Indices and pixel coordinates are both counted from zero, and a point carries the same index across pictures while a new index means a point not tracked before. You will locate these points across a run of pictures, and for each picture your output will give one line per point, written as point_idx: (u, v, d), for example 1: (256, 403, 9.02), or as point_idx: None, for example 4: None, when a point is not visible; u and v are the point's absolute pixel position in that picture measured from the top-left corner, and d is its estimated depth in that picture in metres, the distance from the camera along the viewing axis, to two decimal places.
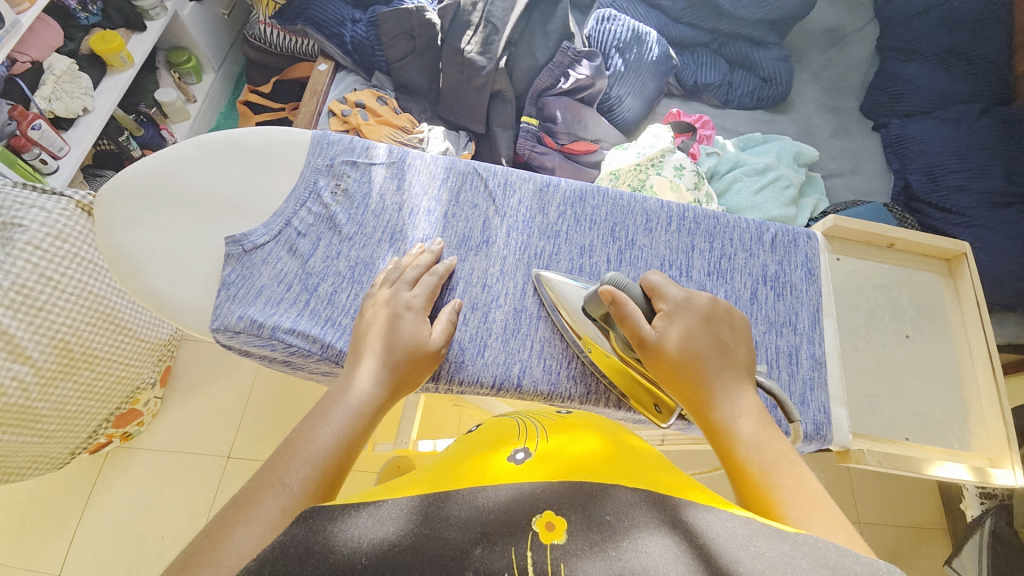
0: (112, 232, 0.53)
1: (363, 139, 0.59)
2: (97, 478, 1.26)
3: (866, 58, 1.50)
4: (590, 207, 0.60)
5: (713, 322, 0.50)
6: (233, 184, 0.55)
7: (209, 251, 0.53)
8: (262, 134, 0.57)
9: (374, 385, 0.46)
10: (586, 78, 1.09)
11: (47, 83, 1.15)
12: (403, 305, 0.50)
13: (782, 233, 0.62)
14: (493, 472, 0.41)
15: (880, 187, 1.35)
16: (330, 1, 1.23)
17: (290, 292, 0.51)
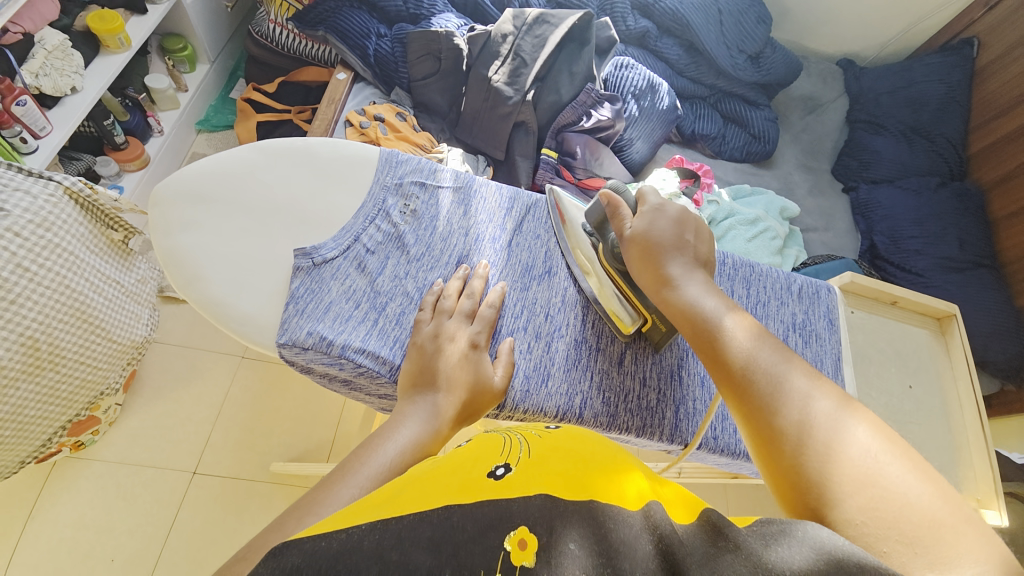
0: (169, 233, 0.51)
1: (430, 162, 0.59)
2: (39, 492, 1.13)
3: (838, 127, 1.68)
4: None
5: (677, 225, 0.53)
6: (298, 193, 0.54)
7: (273, 262, 0.51)
8: (329, 146, 0.57)
9: (439, 420, 0.44)
10: (607, 119, 1.15)
11: (37, 56, 1.07)
12: (465, 340, 0.50)
13: (806, 285, 0.68)
14: (468, 482, 0.36)
15: (849, 243, 1.49)
16: (356, 13, 1.23)
17: (358, 310, 0.50)
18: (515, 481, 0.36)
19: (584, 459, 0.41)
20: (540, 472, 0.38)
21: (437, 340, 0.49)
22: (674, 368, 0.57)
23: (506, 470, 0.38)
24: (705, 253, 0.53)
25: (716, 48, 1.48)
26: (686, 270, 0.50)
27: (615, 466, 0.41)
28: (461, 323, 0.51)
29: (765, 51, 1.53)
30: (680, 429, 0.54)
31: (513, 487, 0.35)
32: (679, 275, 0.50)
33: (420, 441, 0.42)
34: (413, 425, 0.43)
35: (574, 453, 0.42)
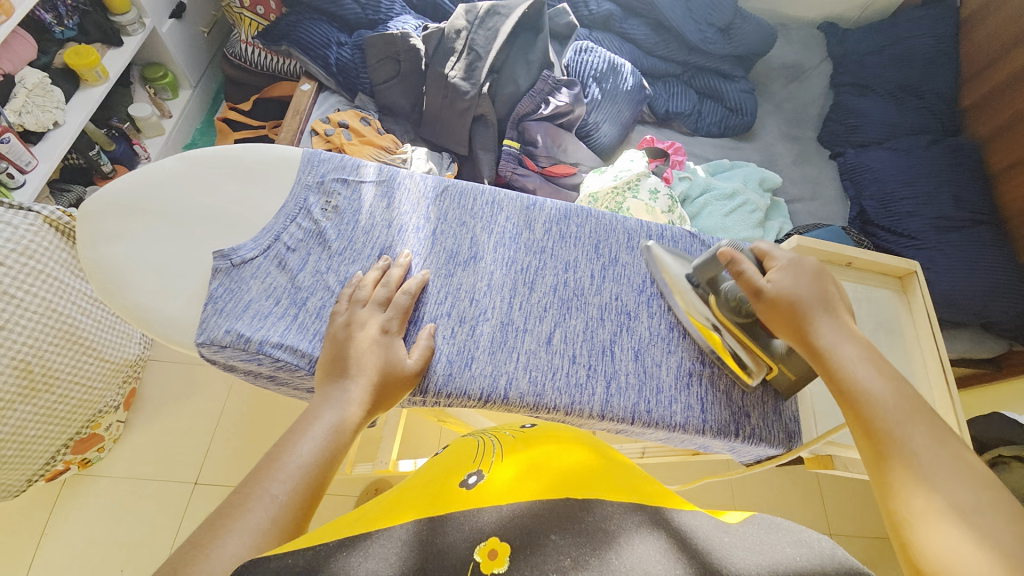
0: (97, 246, 0.53)
1: (353, 158, 0.60)
2: (51, 509, 1.19)
3: (823, 92, 1.63)
4: (574, 225, 0.62)
5: (823, 278, 0.54)
6: (220, 198, 0.56)
7: (195, 266, 0.53)
8: (252, 151, 0.58)
9: (358, 405, 0.46)
10: (566, 105, 1.14)
11: (18, 95, 1.13)
12: (377, 326, 0.51)
13: None
14: (446, 494, 0.44)
15: (838, 211, 1.44)
16: (316, 24, 1.25)
17: (278, 307, 0.52)
18: (487, 490, 0.44)
19: (561, 461, 0.48)
20: (508, 480, 0.45)
21: (349, 329, 0.50)
22: (604, 344, 0.57)
23: (478, 479, 0.45)
24: (845, 309, 0.55)
25: (684, 24, 1.45)
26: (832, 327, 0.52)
27: (577, 457, 0.49)
28: (375, 310, 0.52)
29: (736, 21, 1.49)
30: (609, 405, 0.54)
31: (485, 497, 0.43)
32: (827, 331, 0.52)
33: (333, 428, 0.44)
34: (329, 413, 0.45)
35: (543, 453, 0.49)
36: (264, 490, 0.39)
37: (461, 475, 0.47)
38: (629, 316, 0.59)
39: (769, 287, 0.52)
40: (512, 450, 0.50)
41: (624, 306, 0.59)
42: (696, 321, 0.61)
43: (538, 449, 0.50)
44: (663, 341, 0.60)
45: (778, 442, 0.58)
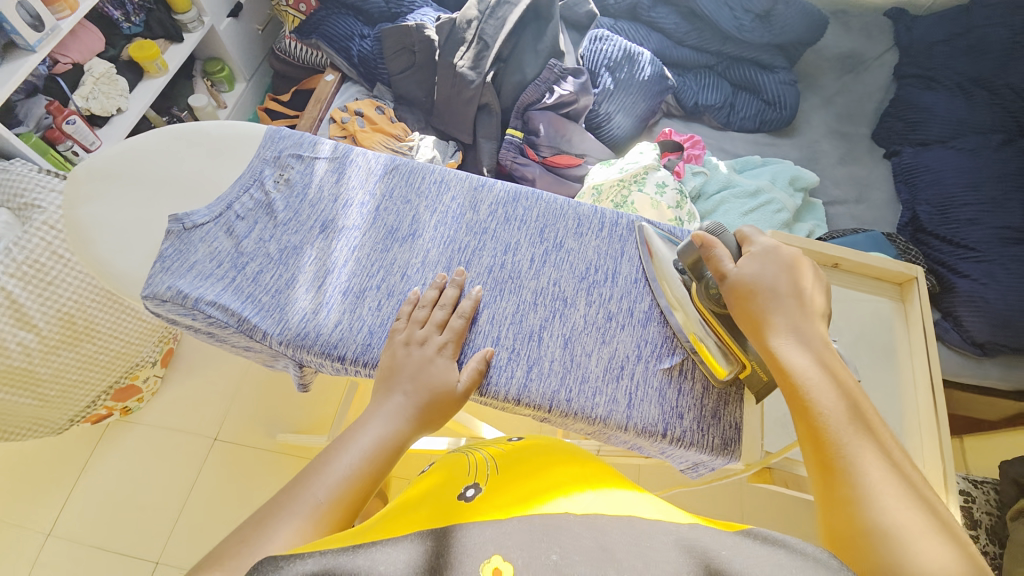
0: (73, 204, 0.58)
1: (312, 135, 0.64)
2: (93, 449, 1.35)
3: (884, 86, 1.47)
4: (521, 209, 0.62)
5: (795, 269, 0.53)
6: (187, 167, 0.60)
7: (154, 227, 0.57)
8: (221, 127, 0.63)
9: (405, 421, 0.50)
10: (570, 94, 1.12)
11: (87, 83, 1.31)
12: (437, 346, 0.53)
13: None
14: (439, 506, 0.43)
15: (885, 216, 1.29)
16: (343, 18, 1.32)
17: (220, 269, 0.55)
18: (484, 503, 0.43)
19: (558, 475, 0.47)
20: (503, 494, 0.44)
21: (419, 347, 0.53)
22: (533, 329, 0.57)
23: (474, 492, 0.45)
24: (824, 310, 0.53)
25: (718, 11, 1.36)
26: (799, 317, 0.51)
27: (575, 474, 0.48)
28: (433, 331, 0.54)
29: (778, 7, 1.37)
30: (528, 387, 0.54)
31: (483, 509, 0.41)
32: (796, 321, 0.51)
33: (381, 441, 0.48)
34: (377, 428, 0.49)
35: (538, 471, 0.48)
36: (309, 492, 0.42)
37: (457, 488, 0.46)
38: (565, 302, 0.59)
39: (732, 272, 0.53)
40: (509, 467, 0.50)
41: (561, 292, 0.59)
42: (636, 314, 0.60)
43: (536, 465, 0.49)
44: (598, 331, 0.58)
45: (712, 450, 0.55)
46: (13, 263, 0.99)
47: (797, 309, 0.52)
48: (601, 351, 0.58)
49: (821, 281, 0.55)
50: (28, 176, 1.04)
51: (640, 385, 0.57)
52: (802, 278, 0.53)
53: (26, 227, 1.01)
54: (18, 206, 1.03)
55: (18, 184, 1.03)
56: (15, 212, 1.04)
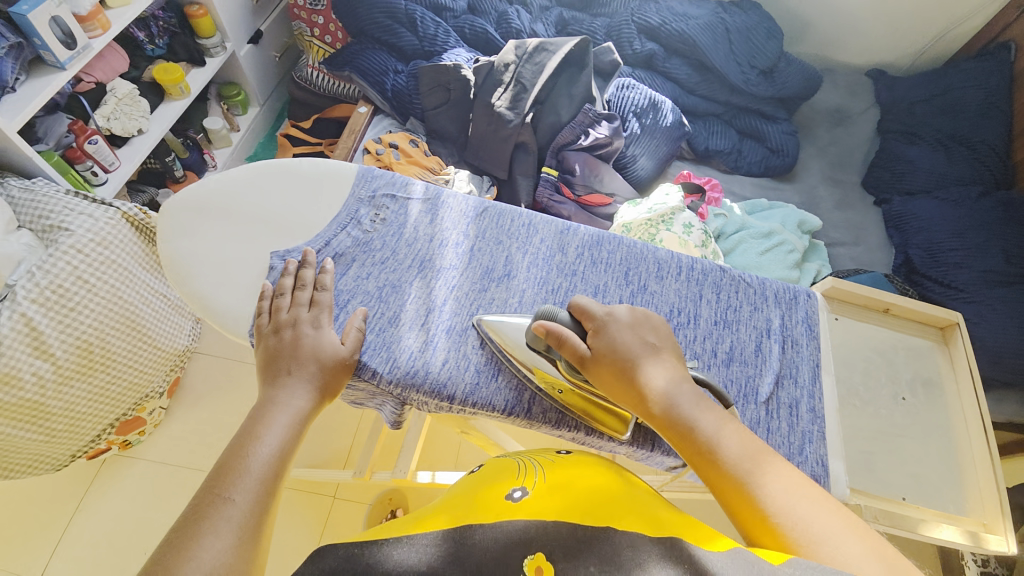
0: (171, 239, 0.60)
1: (403, 176, 0.67)
2: (89, 486, 1.26)
3: (868, 138, 1.62)
4: (605, 251, 0.64)
5: (637, 326, 0.55)
6: (279, 204, 0.63)
7: (254, 264, 0.60)
8: (309, 162, 0.65)
9: (305, 397, 0.54)
10: (604, 137, 1.17)
11: (109, 103, 1.29)
12: (309, 322, 0.56)
13: (783, 290, 0.67)
14: (495, 509, 0.49)
15: (881, 258, 1.40)
16: (375, 54, 1.36)
17: (323, 305, 0.58)
18: (529, 506, 0.49)
19: (592, 486, 0.52)
20: (549, 499, 0.50)
21: (293, 329, 0.56)
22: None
23: (521, 494, 0.51)
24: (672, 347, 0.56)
25: (727, 66, 1.47)
26: (658, 377, 0.53)
27: (601, 482, 0.53)
28: (302, 308, 0.57)
29: (780, 65, 1.51)
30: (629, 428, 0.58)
31: (528, 513, 0.48)
32: (653, 388, 0.52)
33: (285, 424, 0.51)
34: (279, 414, 0.52)
35: (576, 481, 0.53)
36: (224, 496, 0.45)
37: (505, 489, 0.53)
38: None
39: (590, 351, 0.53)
40: (554, 472, 0.55)
41: None
42: (719, 354, 0.61)
43: (575, 478, 0.54)
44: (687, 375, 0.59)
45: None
46: (37, 288, 0.94)
47: (650, 358, 0.54)
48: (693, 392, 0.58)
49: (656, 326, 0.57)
50: (55, 198, 1.02)
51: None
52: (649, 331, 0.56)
53: (50, 250, 0.98)
54: (43, 228, 0.99)
55: (44, 206, 1.00)
56: (38, 233, 1.00)
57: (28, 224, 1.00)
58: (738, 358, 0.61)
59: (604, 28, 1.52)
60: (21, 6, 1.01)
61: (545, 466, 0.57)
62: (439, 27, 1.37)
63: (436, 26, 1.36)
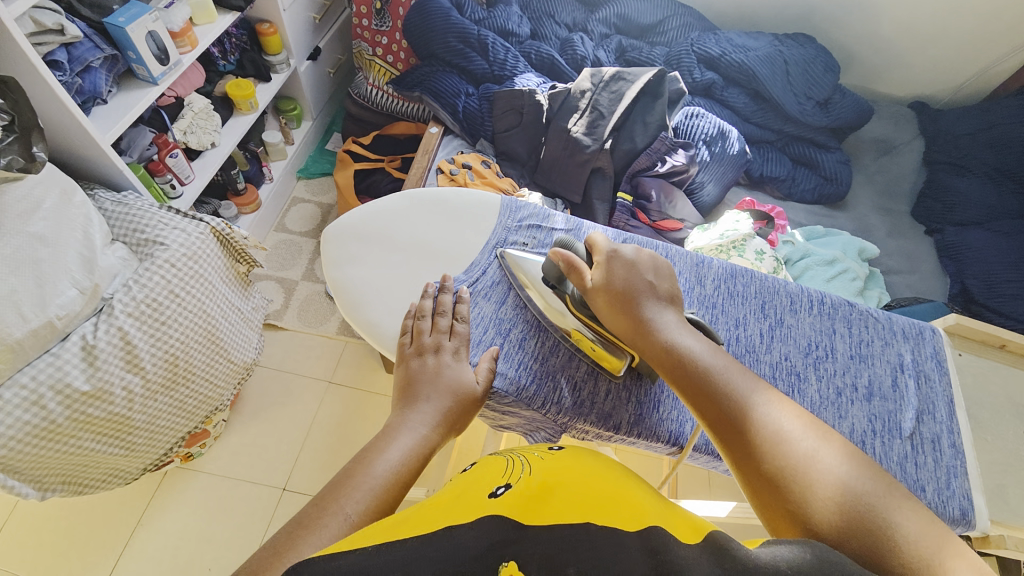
0: (339, 264, 0.71)
1: (543, 208, 0.76)
2: (150, 499, 1.25)
3: (915, 169, 1.61)
4: (740, 284, 0.68)
5: (638, 265, 0.59)
6: (427, 229, 0.74)
7: (412, 280, 0.70)
8: (448, 194, 0.77)
9: (431, 427, 0.54)
10: (681, 164, 1.22)
11: (186, 117, 1.31)
12: (451, 352, 0.61)
13: (909, 325, 0.70)
14: (467, 504, 0.40)
15: (937, 287, 1.41)
16: (447, 77, 1.40)
17: (486, 334, 0.65)
18: (513, 501, 0.40)
19: (589, 482, 0.45)
20: (538, 490, 0.42)
21: (433, 355, 0.61)
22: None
23: (504, 491, 0.42)
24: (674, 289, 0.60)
25: (785, 96, 1.50)
26: (652, 312, 0.57)
27: (606, 480, 0.46)
28: (444, 337, 0.62)
29: (835, 96, 1.55)
30: None
31: (510, 506, 0.40)
32: (651, 319, 0.56)
33: (411, 448, 0.51)
34: (406, 436, 0.52)
35: (573, 476, 0.46)
36: (340, 509, 0.43)
37: (490, 487, 0.45)
38: (799, 377, 0.62)
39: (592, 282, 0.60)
40: (545, 468, 0.47)
41: (792, 367, 0.63)
42: (859, 388, 0.63)
43: (573, 472, 0.47)
44: (833, 407, 0.61)
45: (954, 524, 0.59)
46: (133, 301, 0.94)
47: (651, 296, 0.58)
48: (843, 428, 0.60)
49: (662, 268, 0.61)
50: (149, 212, 1.02)
51: (884, 462, 0.59)
52: (650, 271, 0.60)
53: (145, 264, 0.98)
54: (139, 242, 1.00)
55: (138, 220, 1.01)
56: (133, 247, 1.00)
57: (122, 237, 1.01)
58: (879, 392, 0.63)
59: (662, 57, 1.58)
60: (117, 18, 0.99)
61: (535, 464, 0.49)
62: (509, 53, 1.42)
63: (506, 52, 1.42)
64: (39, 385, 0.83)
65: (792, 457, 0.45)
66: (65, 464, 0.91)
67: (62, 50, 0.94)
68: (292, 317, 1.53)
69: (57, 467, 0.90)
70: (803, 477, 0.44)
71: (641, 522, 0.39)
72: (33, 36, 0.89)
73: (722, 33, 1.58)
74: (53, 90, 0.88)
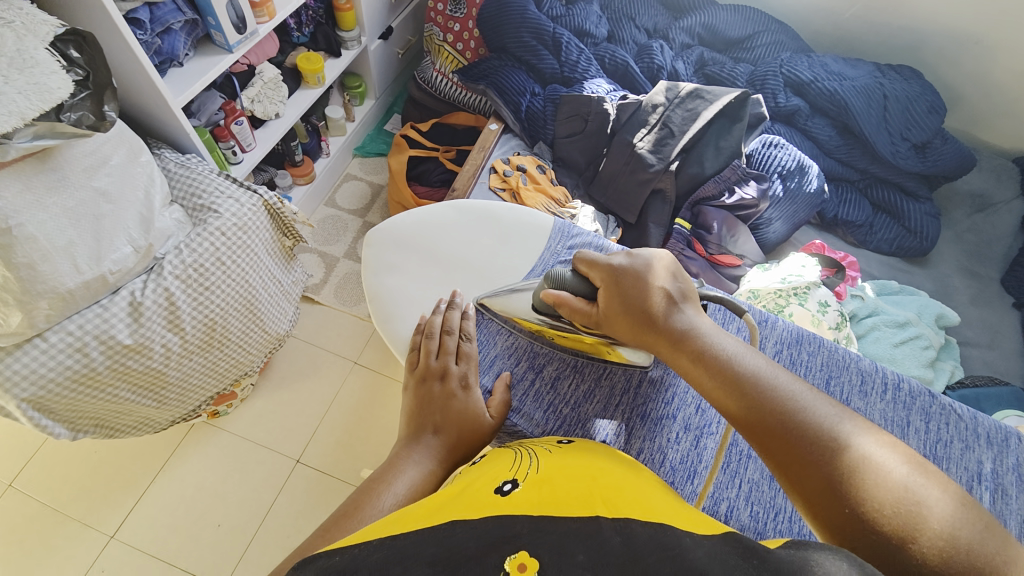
0: (373, 273, 0.74)
1: (597, 238, 0.76)
2: (174, 448, 1.31)
3: (1013, 231, 1.43)
4: (805, 353, 0.66)
5: (653, 267, 0.57)
6: (460, 242, 0.76)
7: (441, 292, 0.72)
8: (483, 209, 0.79)
9: (433, 461, 0.53)
10: (751, 199, 1.13)
11: (256, 85, 1.33)
12: (458, 380, 0.60)
13: (995, 429, 0.64)
14: (478, 500, 0.41)
15: (1017, 369, 1.25)
16: (514, 74, 1.36)
17: (519, 367, 0.66)
18: (521, 498, 0.41)
19: (594, 479, 0.45)
20: (544, 488, 0.42)
21: (441, 381, 0.60)
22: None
23: (512, 488, 0.43)
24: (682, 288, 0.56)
25: (877, 134, 1.36)
26: (676, 310, 0.54)
27: (612, 481, 0.46)
28: (450, 361, 0.62)
29: (934, 141, 1.40)
30: None
31: (516, 504, 0.40)
32: (674, 316, 0.53)
33: (417, 481, 0.50)
34: (412, 469, 0.51)
35: (578, 474, 0.46)
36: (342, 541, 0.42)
37: (495, 484, 0.45)
38: None
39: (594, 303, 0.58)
40: (551, 467, 0.48)
41: None
42: None
43: (579, 471, 0.46)
44: None
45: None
46: (182, 265, 0.96)
47: (660, 301, 0.54)
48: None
49: (667, 269, 0.58)
50: (209, 178, 1.05)
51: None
52: (652, 274, 0.56)
53: (198, 229, 1.00)
54: (195, 207, 1.02)
55: (198, 185, 1.04)
56: (189, 210, 1.03)
57: (181, 200, 1.03)
58: None
59: (746, 75, 1.47)
60: None
61: (541, 460, 0.49)
62: (582, 55, 1.36)
63: (579, 54, 1.36)
64: (84, 334, 0.86)
65: (834, 463, 0.42)
66: (98, 408, 0.95)
67: (146, 9, 0.96)
68: (329, 293, 1.55)
69: (90, 411, 0.94)
70: (850, 482, 0.40)
71: (647, 518, 0.39)
72: None
73: (817, 57, 1.46)
74: (128, 46, 0.90)
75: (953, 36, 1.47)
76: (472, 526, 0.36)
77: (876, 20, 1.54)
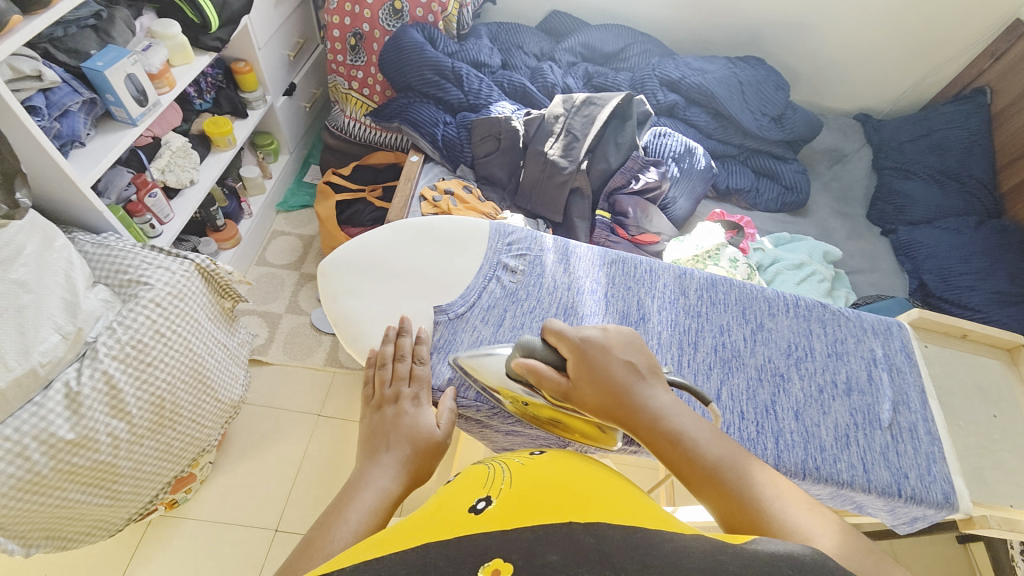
0: (330, 302, 0.77)
1: (531, 233, 0.85)
2: (133, 552, 1.19)
3: (867, 174, 1.72)
4: (721, 292, 0.78)
5: (619, 349, 0.60)
6: (407, 257, 0.80)
7: (399, 305, 0.76)
8: (423, 224, 0.85)
9: (392, 477, 0.55)
10: (654, 181, 1.29)
11: (164, 156, 1.31)
12: (410, 400, 0.64)
13: (878, 322, 0.79)
14: (451, 521, 0.43)
15: (896, 283, 1.48)
16: (424, 108, 1.45)
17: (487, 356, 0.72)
18: (493, 517, 0.42)
19: (563, 488, 0.47)
20: (513, 505, 0.44)
21: (394, 405, 0.64)
22: (767, 403, 0.69)
23: (485, 506, 0.44)
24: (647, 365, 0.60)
25: (742, 113, 1.60)
26: (637, 388, 0.58)
27: (576, 487, 0.48)
28: (402, 386, 0.66)
29: (787, 112, 1.67)
30: (783, 458, 0.64)
31: (490, 521, 0.41)
32: (629, 396, 0.57)
33: (374, 501, 0.51)
34: (370, 489, 0.52)
35: (548, 484, 0.48)
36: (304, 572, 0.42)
37: (470, 501, 0.46)
38: (782, 377, 0.71)
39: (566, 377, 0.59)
40: (523, 479, 0.49)
41: (776, 367, 0.72)
42: (840, 385, 0.72)
43: (550, 482, 0.48)
44: (816, 403, 0.70)
45: (938, 507, 0.66)
46: (118, 344, 0.91)
47: (631, 378, 0.58)
48: (827, 421, 0.68)
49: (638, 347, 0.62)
50: (134, 253, 1.02)
51: (866, 451, 0.67)
52: (624, 350, 0.60)
53: (129, 305, 0.96)
54: (121, 284, 0.98)
55: (122, 262, 1.00)
56: (115, 289, 0.99)
57: (104, 280, 0.99)
58: (857, 387, 0.72)
59: (628, 81, 1.67)
60: (96, 64, 1.00)
61: (515, 474, 0.51)
62: (483, 82, 1.48)
63: (480, 82, 1.48)
64: (22, 437, 0.80)
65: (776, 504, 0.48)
66: (46, 518, 0.87)
67: (40, 95, 0.94)
68: (277, 352, 1.51)
69: (41, 522, 0.87)
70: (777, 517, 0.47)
71: (619, 520, 0.40)
72: (10, 82, 0.89)
73: (681, 58, 1.70)
74: (28, 132, 0.87)
75: (783, 27, 1.78)
76: (447, 544, 0.37)
77: (722, 21, 1.81)
